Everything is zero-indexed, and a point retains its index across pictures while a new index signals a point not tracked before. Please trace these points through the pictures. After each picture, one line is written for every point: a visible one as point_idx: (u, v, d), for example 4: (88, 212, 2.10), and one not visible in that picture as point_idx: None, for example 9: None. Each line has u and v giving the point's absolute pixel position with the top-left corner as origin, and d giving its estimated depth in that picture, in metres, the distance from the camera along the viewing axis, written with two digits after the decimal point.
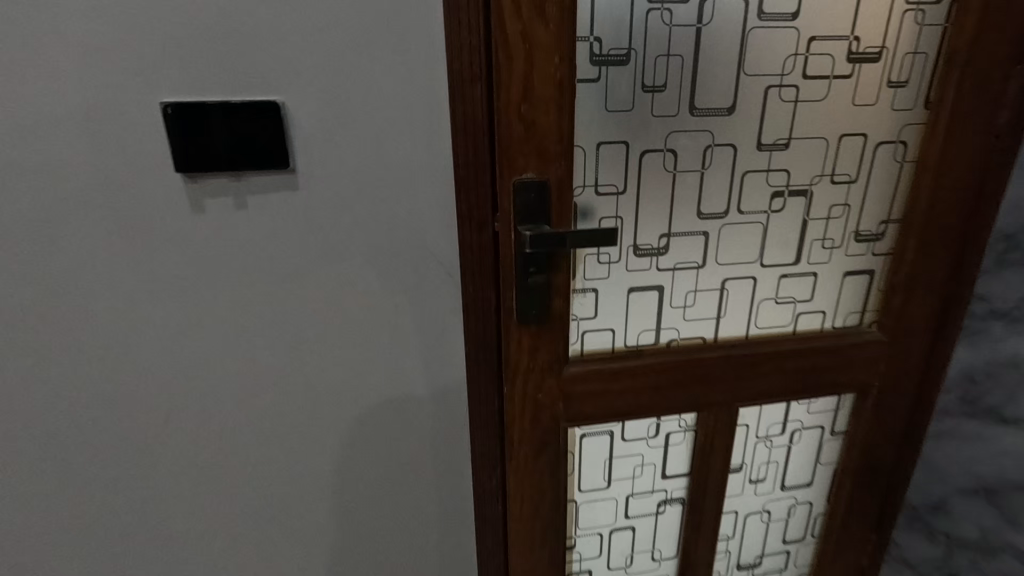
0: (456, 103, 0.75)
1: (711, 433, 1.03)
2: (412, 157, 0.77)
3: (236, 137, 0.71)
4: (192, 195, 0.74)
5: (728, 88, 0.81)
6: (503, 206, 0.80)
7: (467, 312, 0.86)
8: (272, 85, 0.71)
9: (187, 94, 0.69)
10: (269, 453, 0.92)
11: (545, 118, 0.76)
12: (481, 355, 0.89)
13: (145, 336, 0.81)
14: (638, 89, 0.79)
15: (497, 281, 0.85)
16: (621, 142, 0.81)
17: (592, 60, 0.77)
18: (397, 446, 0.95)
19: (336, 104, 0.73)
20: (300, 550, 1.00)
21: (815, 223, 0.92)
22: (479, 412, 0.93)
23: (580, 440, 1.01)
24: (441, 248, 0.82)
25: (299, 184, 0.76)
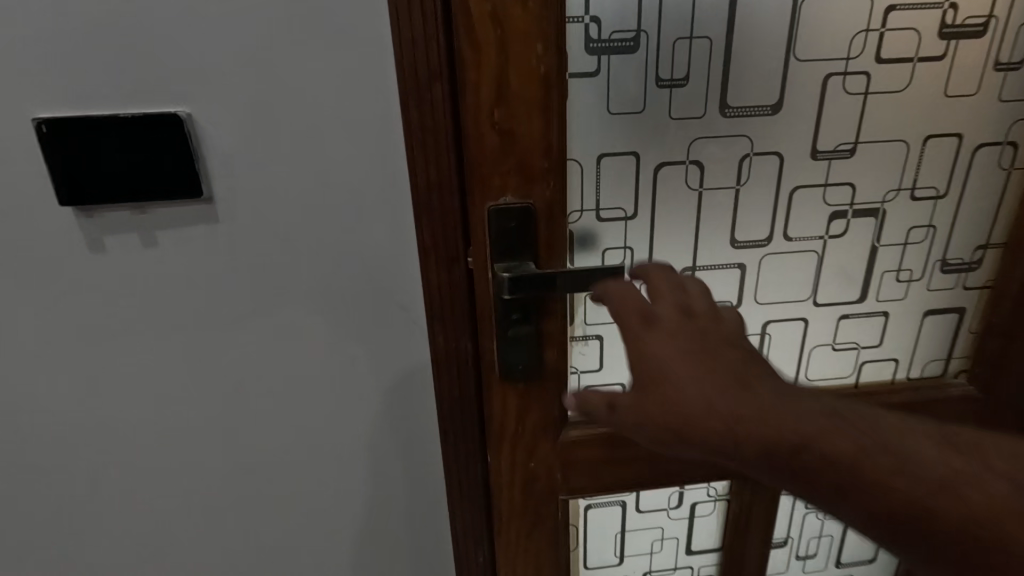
0: (411, 109, 0.57)
1: (749, 507, 0.84)
2: (358, 178, 0.60)
3: (132, 161, 0.57)
4: (87, 233, 0.60)
5: (774, 79, 0.61)
6: (478, 240, 0.62)
7: (437, 369, 0.69)
8: (176, 92, 0.56)
9: (71, 109, 0.55)
10: (213, 528, 0.77)
11: (528, 126, 0.58)
12: (457, 418, 0.72)
13: (51, 401, 0.67)
14: (651, 83, 0.60)
15: (474, 331, 0.67)
16: (630, 153, 0.63)
17: (590, 48, 0.58)
18: (366, 520, 0.80)
19: (256, 114, 0.57)
20: None
21: (886, 251, 0.71)
22: (459, 484, 0.77)
23: (584, 512, 0.83)
24: (403, 291, 0.66)
25: (220, 216, 0.61)
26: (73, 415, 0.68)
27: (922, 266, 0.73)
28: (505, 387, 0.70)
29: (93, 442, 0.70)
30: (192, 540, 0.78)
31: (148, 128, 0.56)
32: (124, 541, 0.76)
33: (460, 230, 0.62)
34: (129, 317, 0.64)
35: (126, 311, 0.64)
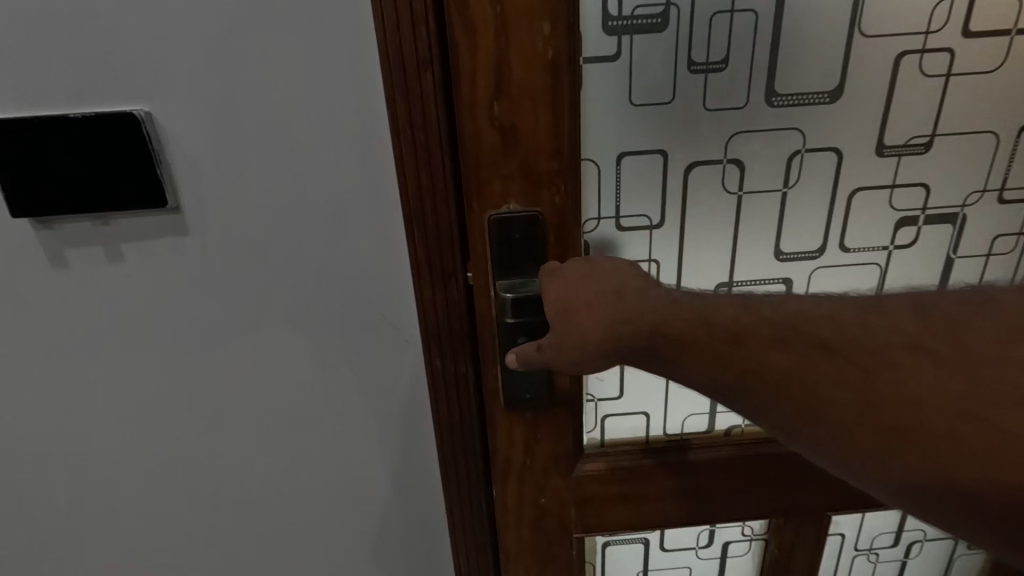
0: (397, 106, 0.48)
1: (789, 549, 0.74)
2: (340, 185, 0.52)
3: (90, 167, 0.50)
4: (47, 247, 0.53)
5: (835, 59, 0.50)
6: (477, 256, 0.54)
7: (434, 397, 0.61)
8: (130, 87, 0.48)
9: (16, 109, 0.48)
10: (196, 564, 0.71)
11: (534, 121, 0.49)
12: (459, 451, 0.64)
13: (20, 431, 0.61)
14: (683, 67, 0.50)
15: (477, 356, 0.59)
16: (656, 151, 0.53)
17: (609, 26, 0.49)
18: (361, 556, 0.73)
19: (220, 112, 0.49)
20: None
21: (964, 264, 0.60)
22: (462, 521, 0.69)
23: (602, 548, 0.75)
24: (395, 311, 0.58)
25: (189, 229, 0.53)
26: (41, 445, 0.63)
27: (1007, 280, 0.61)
28: (511, 417, 0.62)
29: (66, 472, 0.64)
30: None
31: (104, 130, 0.49)
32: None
33: (457, 247, 0.54)
34: (96, 339, 0.58)
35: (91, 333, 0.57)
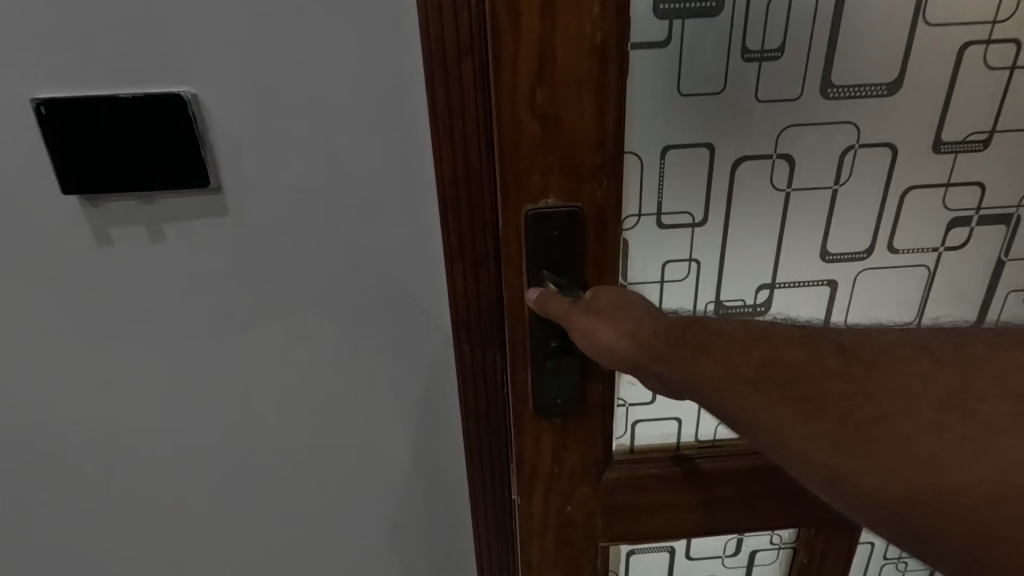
0: (438, 96, 0.46)
1: (819, 561, 0.72)
2: (375, 170, 0.50)
3: (136, 145, 0.47)
4: (91, 228, 0.50)
5: (901, 49, 0.48)
6: (511, 255, 0.51)
7: (463, 389, 0.59)
8: (173, 69, 0.45)
9: (53, 89, 0.45)
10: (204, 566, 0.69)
11: (574, 110, 0.46)
12: (486, 444, 0.63)
13: (41, 424, 0.59)
14: (736, 57, 0.47)
15: (510, 352, 0.56)
16: (702, 145, 0.50)
17: (661, 10, 0.46)
18: (382, 557, 0.71)
19: (238, 96, 0.46)
20: None
21: (1015, 266, 0.58)
22: (486, 517, 0.67)
23: (626, 557, 0.73)
24: (428, 298, 0.55)
25: (229, 210, 0.50)
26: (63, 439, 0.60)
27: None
28: (539, 424, 0.59)
29: (75, 472, 0.62)
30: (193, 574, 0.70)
31: (151, 107, 0.46)
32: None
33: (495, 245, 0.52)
34: (124, 332, 0.55)
35: (118, 325, 0.55)
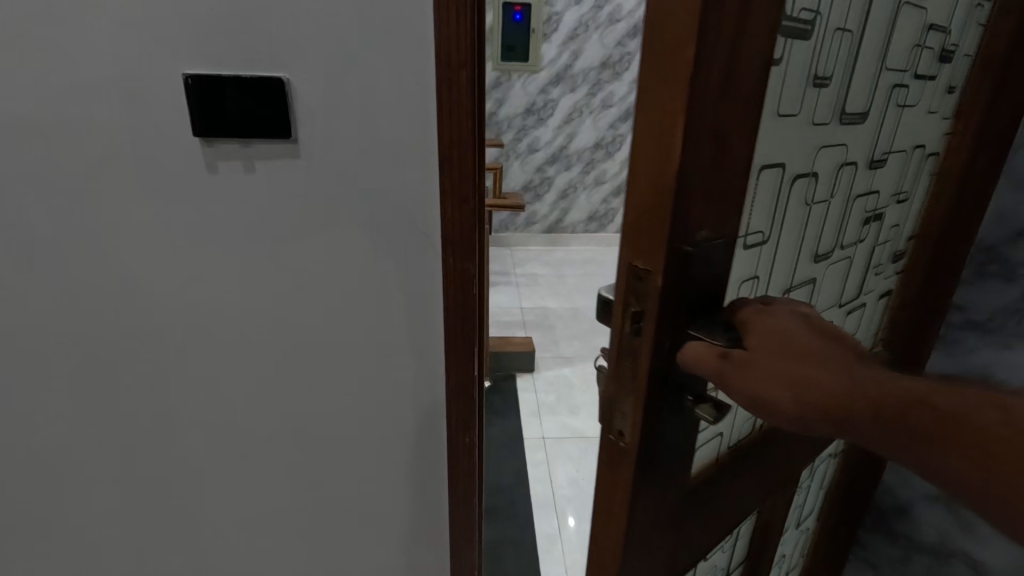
0: (443, 89, 0.75)
1: (772, 516, 0.92)
2: (398, 133, 0.78)
3: (252, 106, 0.75)
4: (206, 157, 0.78)
5: (870, 87, 0.61)
6: (650, 285, 0.47)
7: (449, 287, 0.87)
8: (282, 62, 0.73)
9: (260, 70, 0.74)
10: (264, 428, 0.98)
11: (739, 128, 0.45)
12: (464, 323, 0.90)
13: (185, 299, 0.87)
14: (809, 83, 0.52)
15: (480, 259, 0.86)
16: (779, 165, 0.54)
17: (783, 25, 0.46)
18: (393, 428, 1.00)
19: (334, 87, 0.75)
20: (264, 522, 1.07)
21: (879, 250, 0.81)
22: (458, 388, 0.96)
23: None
24: (427, 221, 0.84)
25: (302, 154, 0.78)
26: (186, 319, 0.89)
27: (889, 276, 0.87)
28: (652, 484, 0.55)
29: (189, 341, 0.90)
30: (251, 434, 0.99)
31: (252, 85, 0.74)
32: (192, 422, 0.97)
33: (621, 288, 0.49)
34: (247, 235, 0.83)
35: (243, 234, 0.83)
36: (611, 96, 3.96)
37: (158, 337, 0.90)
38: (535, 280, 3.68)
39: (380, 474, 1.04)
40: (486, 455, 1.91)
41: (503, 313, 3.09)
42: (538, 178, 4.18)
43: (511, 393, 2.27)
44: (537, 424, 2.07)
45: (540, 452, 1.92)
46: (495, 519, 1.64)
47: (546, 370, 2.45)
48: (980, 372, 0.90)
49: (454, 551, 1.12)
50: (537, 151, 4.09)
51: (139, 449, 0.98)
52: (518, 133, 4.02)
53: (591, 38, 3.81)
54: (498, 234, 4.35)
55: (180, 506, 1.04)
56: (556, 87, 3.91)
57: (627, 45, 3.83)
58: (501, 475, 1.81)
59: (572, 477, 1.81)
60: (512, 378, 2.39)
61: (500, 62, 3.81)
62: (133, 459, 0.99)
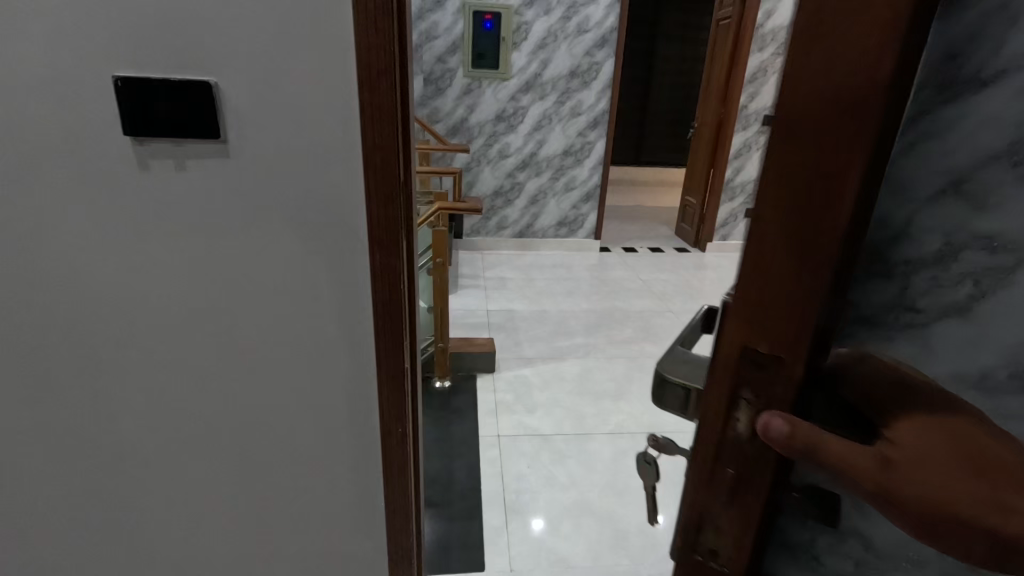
0: (364, 96, 0.80)
1: None
2: (326, 137, 0.83)
3: (181, 108, 0.79)
4: (138, 156, 0.82)
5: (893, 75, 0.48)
6: (774, 371, 0.42)
7: (375, 282, 0.92)
8: (211, 67, 0.78)
9: (188, 74, 0.78)
10: (199, 420, 1.01)
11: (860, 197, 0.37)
12: (391, 317, 0.95)
13: (118, 293, 0.90)
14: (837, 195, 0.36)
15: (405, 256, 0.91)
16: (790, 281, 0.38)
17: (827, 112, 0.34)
18: (325, 422, 1.03)
19: (260, 92, 0.80)
20: (198, 515, 1.08)
21: None
22: (388, 380, 1.00)
23: None
24: (354, 220, 0.88)
25: (232, 154, 0.83)
26: (121, 311, 0.91)
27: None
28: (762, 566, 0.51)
29: (123, 334, 0.93)
30: (186, 427, 1.01)
31: (181, 88, 0.78)
32: (126, 414, 0.99)
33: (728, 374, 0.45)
34: (178, 231, 0.87)
35: (174, 229, 0.87)
36: (579, 104, 4.06)
37: (92, 329, 0.92)
38: (503, 283, 3.73)
39: (313, 468, 1.06)
40: (441, 454, 1.94)
41: (468, 316, 3.13)
42: (508, 183, 4.25)
43: (471, 393, 2.31)
44: (493, 423, 2.11)
45: (494, 450, 1.96)
46: (445, 516, 1.67)
47: (506, 370, 2.50)
48: None
49: (389, 543, 1.15)
50: (508, 157, 4.16)
51: (74, 440, 1.00)
52: (489, 139, 4.09)
53: (560, 48, 3.90)
54: (469, 238, 4.39)
55: (117, 499, 1.05)
56: (526, 95, 4.00)
57: (595, 55, 3.93)
58: (454, 473, 1.85)
59: (523, 473, 1.85)
60: (472, 378, 2.43)
61: (471, 69, 3.88)
62: (68, 450, 1.01)
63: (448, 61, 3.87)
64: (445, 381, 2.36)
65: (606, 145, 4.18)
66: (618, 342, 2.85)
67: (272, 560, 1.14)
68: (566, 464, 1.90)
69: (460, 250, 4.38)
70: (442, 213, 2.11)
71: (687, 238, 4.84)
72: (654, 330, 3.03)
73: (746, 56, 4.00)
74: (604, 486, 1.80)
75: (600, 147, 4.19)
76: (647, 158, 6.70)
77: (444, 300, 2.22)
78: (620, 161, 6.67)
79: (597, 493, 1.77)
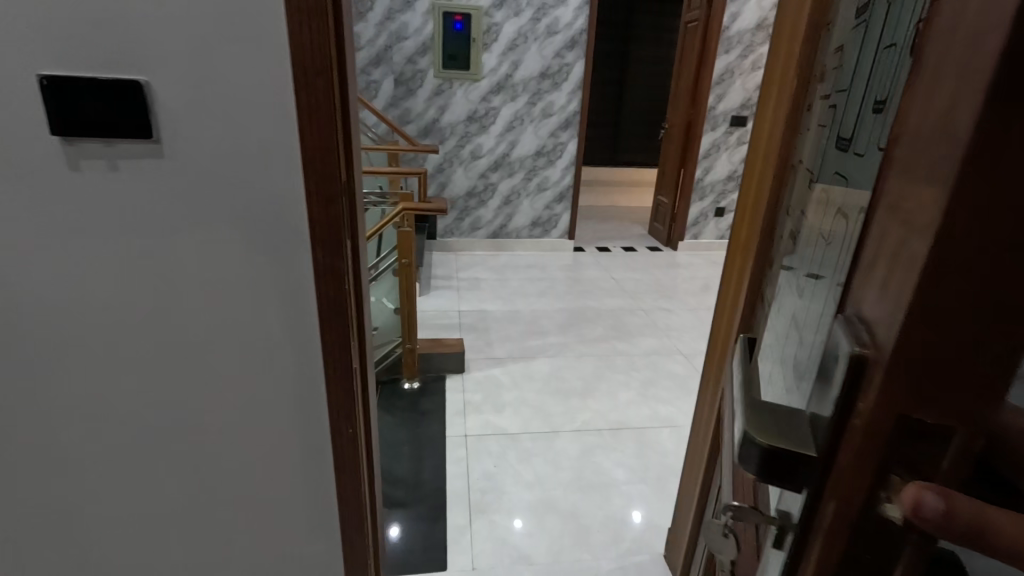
0: (299, 95, 0.80)
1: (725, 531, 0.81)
2: (263, 137, 0.82)
3: (110, 108, 0.78)
4: (66, 156, 0.80)
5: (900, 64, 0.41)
6: (937, 446, 0.28)
7: (319, 282, 0.92)
8: (139, 65, 0.77)
9: (116, 74, 0.77)
10: (142, 426, 0.99)
11: None
12: (337, 319, 0.95)
13: (50, 296, 0.88)
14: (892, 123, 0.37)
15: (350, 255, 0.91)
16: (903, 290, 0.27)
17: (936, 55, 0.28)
18: (274, 424, 1.02)
19: (192, 91, 0.79)
20: (146, 523, 1.06)
21: (796, 258, 0.72)
22: (336, 380, 0.99)
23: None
24: (296, 219, 0.88)
25: (165, 154, 0.82)
26: (55, 315, 0.89)
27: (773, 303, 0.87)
28: None
29: (58, 338, 0.91)
30: (129, 432, 0.99)
31: (109, 87, 0.77)
32: (64, 421, 0.96)
33: (872, 456, 0.30)
34: (112, 232, 0.85)
35: (108, 231, 0.85)
36: (551, 105, 4.08)
37: (26, 334, 0.90)
38: (477, 283, 3.73)
39: (263, 471, 1.05)
40: (408, 456, 1.93)
41: (439, 317, 3.12)
42: (481, 184, 4.25)
43: (439, 394, 2.31)
44: (461, 423, 2.11)
45: (461, 450, 1.96)
46: (409, 517, 1.67)
47: (476, 371, 2.50)
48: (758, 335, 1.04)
49: (343, 544, 1.14)
50: (480, 158, 4.16)
51: (11, 449, 0.98)
52: (461, 140, 4.09)
53: (531, 49, 3.92)
54: (443, 239, 4.38)
55: (57, 507, 1.03)
56: (497, 95, 4.01)
57: (566, 56, 3.96)
58: (420, 473, 1.85)
59: (489, 472, 1.86)
60: (442, 378, 2.43)
61: (442, 69, 3.88)
62: (4, 459, 0.98)
63: (419, 62, 3.86)
64: (414, 382, 2.36)
65: (578, 146, 4.22)
66: (589, 340, 2.87)
67: (225, 566, 1.12)
68: (532, 462, 1.91)
69: (434, 251, 4.36)
70: (407, 214, 2.11)
71: (660, 237, 4.91)
72: (624, 328, 3.07)
73: (713, 57, 4.07)
74: (569, 483, 1.82)
75: (572, 147, 4.22)
76: (622, 159, 6.77)
77: (409, 298, 2.23)
78: (596, 162, 6.73)
79: (561, 490, 1.79)
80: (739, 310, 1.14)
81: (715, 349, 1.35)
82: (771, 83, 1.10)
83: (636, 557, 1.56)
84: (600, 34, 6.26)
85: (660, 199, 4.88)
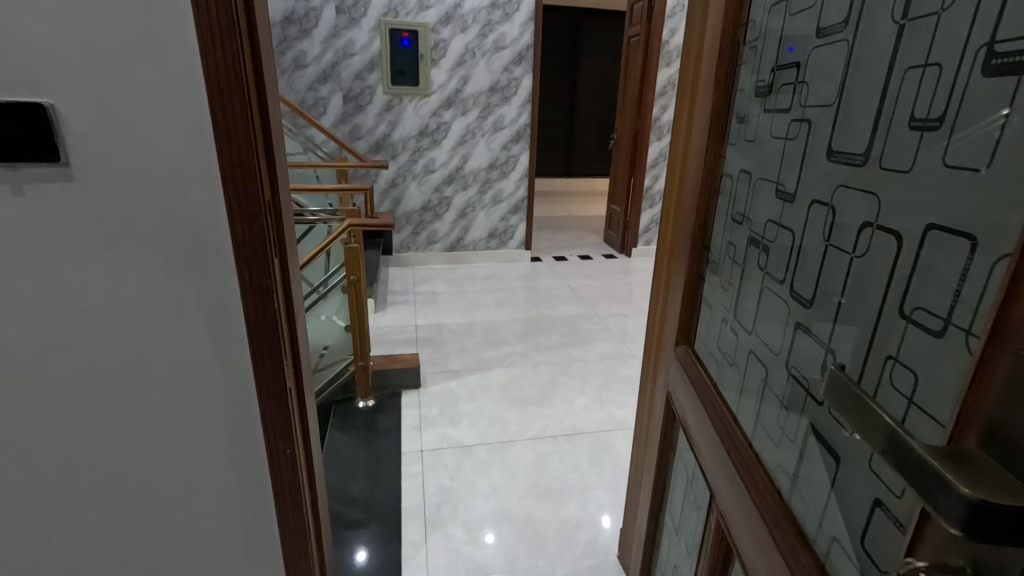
0: (216, 116, 0.80)
1: (751, 546, 0.80)
2: (180, 157, 0.81)
3: (11, 132, 0.76)
4: None
5: (948, 83, 0.49)
6: None
7: (246, 298, 0.90)
8: (43, 88, 0.75)
9: (17, 97, 0.75)
10: (63, 460, 0.94)
11: None
12: (265, 335, 0.93)
13: None
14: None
15: (274, 272, 0.90)
16: None
17: None
18: (207, 448, 0.99)
19: (102, 112, 0.78)
20: (73, 561, 1.01)
21: (795, 271, 0.76)
22: (269, 400, 0.98)
23: None
24: (214, 236, 0.86)
25: (76, 176, 0.80)
26: None
27: (742, 311, 0.92)
28: None
29: None
30: (47, 467, 0.94)
31: (9, 109, 0.75)
32: None
33: None
34: (18, 258, 0.82)
35: (13, 257, 0.82)
36: (501, 118, 4.14)
37: None
38: (433, 297, 3.72)
39: (198, 498, 1.02)
40: (361, 474, 1.90)
41: (395, 332, 3.10)
42: (436, 198, 4.26)
43: (396, 410, 2.28)
44: (416, 438, 2.10)
45: (417, 465, 1.95)
46: (362, 535, 1.64)
47: (433, 385, 2.49)
48: (706, 342, 1.07)
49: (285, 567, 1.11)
50: (434, 171, 4.17)
51: None
52: (414, 155, 4.10)
53: (479, 65, 3.98)
54: (399, 255, 4.35)
55: None
56: (447, 110, 4.04)
57: (513, 71, 4.03)
58: (374, 491, 1.82)
59: (444, 485, 1.85)
60: (398, 394, 2.41)
61: (391, 85, 3.88)
62: None
63: (366, 79, 3.86)
64: (368, 400, 2.33)
65: (530, 158, 4.28)
66: (546, 349, 2.91)
67: None
68: (488, 472, 1.92)
69: (390, 266, 4.34)
70: (352, 230, 2.09)
71: (614, 244, 5.03)
72: (580, 335, 3.11)
73: (655, 70, 4.23)
74: (524, 492, 1.83)
75: (523, 160, 4.29)
76: (578, 170, 6.92)
77: (360, 314, 2.21)
78: (552, 172, 6.85)
79: (517, 499, 1.80)
80: (673, 313, 1.17)
81: (653, 346, 1.41)
82: (684, 95, 1.17)
83: (589, 560, 1.59)
84: (548, 50, 6.41)
85: (614, 207, 5.01)
